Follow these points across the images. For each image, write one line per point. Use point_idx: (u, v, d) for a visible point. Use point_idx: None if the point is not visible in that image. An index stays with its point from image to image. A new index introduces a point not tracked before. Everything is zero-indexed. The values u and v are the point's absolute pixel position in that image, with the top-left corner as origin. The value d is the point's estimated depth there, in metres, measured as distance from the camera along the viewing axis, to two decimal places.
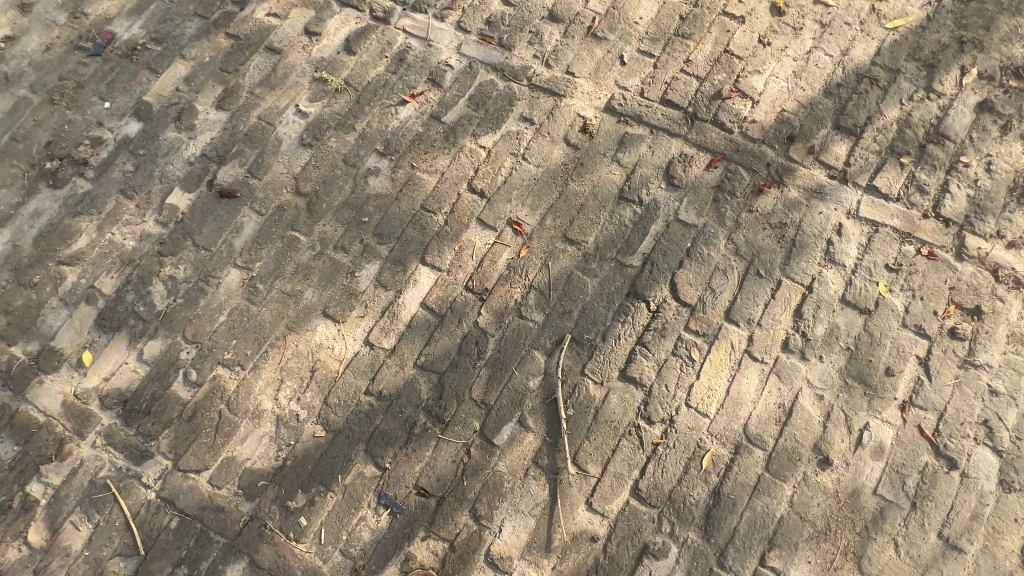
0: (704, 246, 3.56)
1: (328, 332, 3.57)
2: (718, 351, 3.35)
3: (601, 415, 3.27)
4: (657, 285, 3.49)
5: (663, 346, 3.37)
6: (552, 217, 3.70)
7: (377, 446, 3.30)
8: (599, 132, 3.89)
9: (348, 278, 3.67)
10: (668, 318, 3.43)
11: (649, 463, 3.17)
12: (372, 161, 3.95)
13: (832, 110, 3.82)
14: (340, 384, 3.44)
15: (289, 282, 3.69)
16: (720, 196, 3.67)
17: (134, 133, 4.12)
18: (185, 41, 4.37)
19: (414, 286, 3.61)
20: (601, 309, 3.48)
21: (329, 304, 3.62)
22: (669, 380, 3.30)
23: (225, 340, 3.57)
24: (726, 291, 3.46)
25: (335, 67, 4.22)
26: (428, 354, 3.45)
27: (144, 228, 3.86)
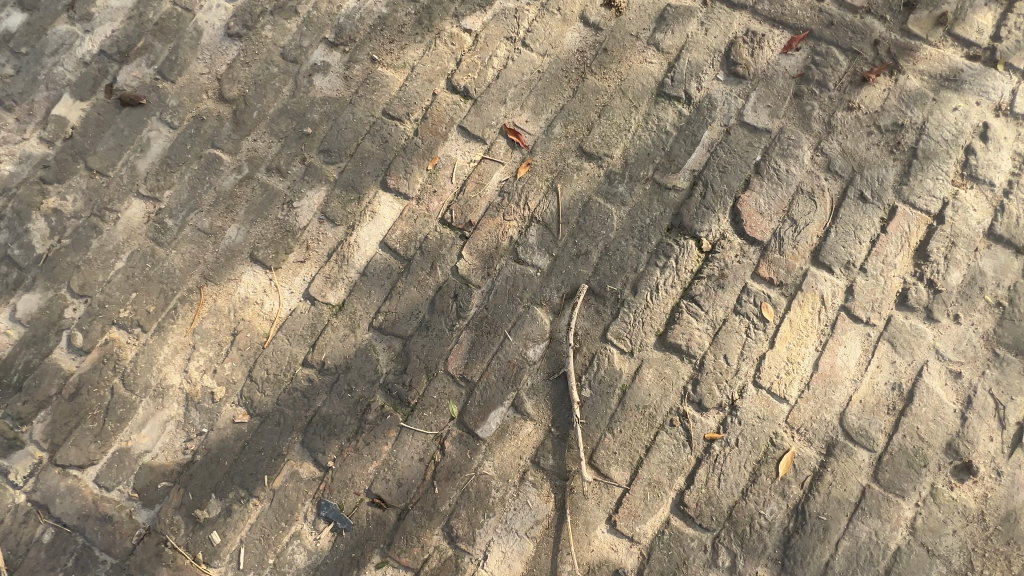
0: (780, 160, 2.48)
1: (256, 283, 2.63)
2: (802, 309, 2.31)
3: (629, 398, 2.29)
4: (713, 215, 2.43)
5: (722, 301, 2.34)
6: (563, 123, 2.65)
7: (317, 437, 2.39)
8: (629, 7, 2.78)
9: (283, 211, 2.70)
10: (729, 262, 2.38)
11: (699, 468, 2.20)
12: (319, 55, 2.91)
13: None
14: (270, 351, 2.51)
15: (206, 217, 2.74)
16: (803, 89, 2.56)
17: (15, 27, 3.12)
18: None
19: (372, 220, 2.63)
20: (631, 249, 2.46)
21: (259, 245, 2.67)
22: (730, 349, 2.29)
23: (121, 293, 2.66)
24: (815, 223, 2.39)
25: None
26: (388, 312, 2.49)
27: (23, 147, 2.91)
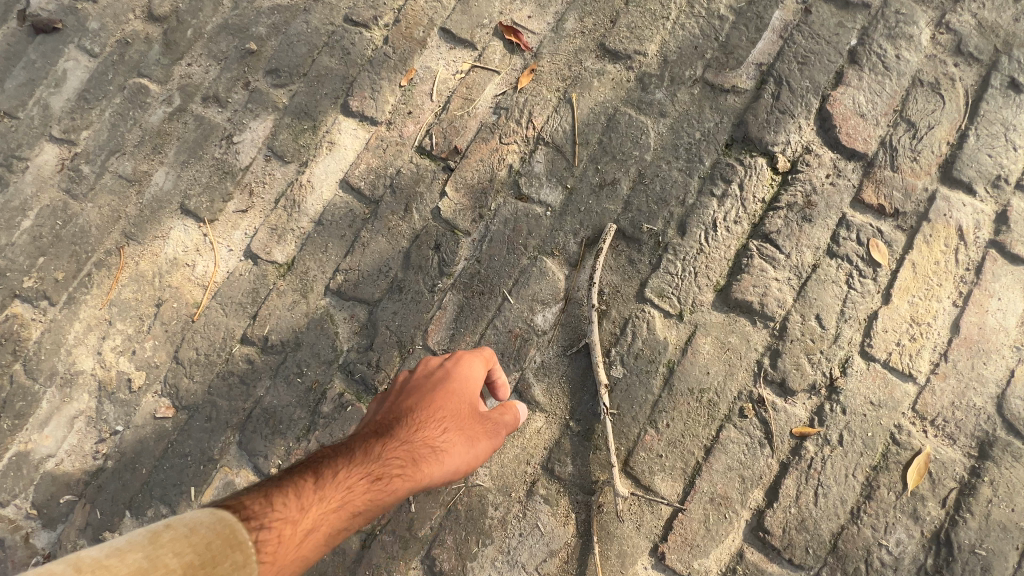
0: (887, 41, 1.75)
1: (187, 240, 2.06)
2: (929, 248, 1.60)
3: (679, 379, 1.63)
4: (791, 122, 1.74)
5: (809, 239, 1.65)
6: (577, 15, 1.98)
7: (257, 437, 1.80)
8: None
9: (221, 149, 2.12)
10: (818, 184, 1.68)
11: (786, 477, 1.53)
12: None
13: None
14: (201, 326, 1.93)
15: (129, 160, 2.17)
16: None
17: None
18: None
19: (331, 154, 2.02)
20: (675, 174, 1.78)
21: (191, 192, 2.09)
22: (825, 307, 1.60)
23: (25, 258, 2.12)
24: (943, 126, 1.67)
25: None
26: (349, 271, 1.88)
27: None
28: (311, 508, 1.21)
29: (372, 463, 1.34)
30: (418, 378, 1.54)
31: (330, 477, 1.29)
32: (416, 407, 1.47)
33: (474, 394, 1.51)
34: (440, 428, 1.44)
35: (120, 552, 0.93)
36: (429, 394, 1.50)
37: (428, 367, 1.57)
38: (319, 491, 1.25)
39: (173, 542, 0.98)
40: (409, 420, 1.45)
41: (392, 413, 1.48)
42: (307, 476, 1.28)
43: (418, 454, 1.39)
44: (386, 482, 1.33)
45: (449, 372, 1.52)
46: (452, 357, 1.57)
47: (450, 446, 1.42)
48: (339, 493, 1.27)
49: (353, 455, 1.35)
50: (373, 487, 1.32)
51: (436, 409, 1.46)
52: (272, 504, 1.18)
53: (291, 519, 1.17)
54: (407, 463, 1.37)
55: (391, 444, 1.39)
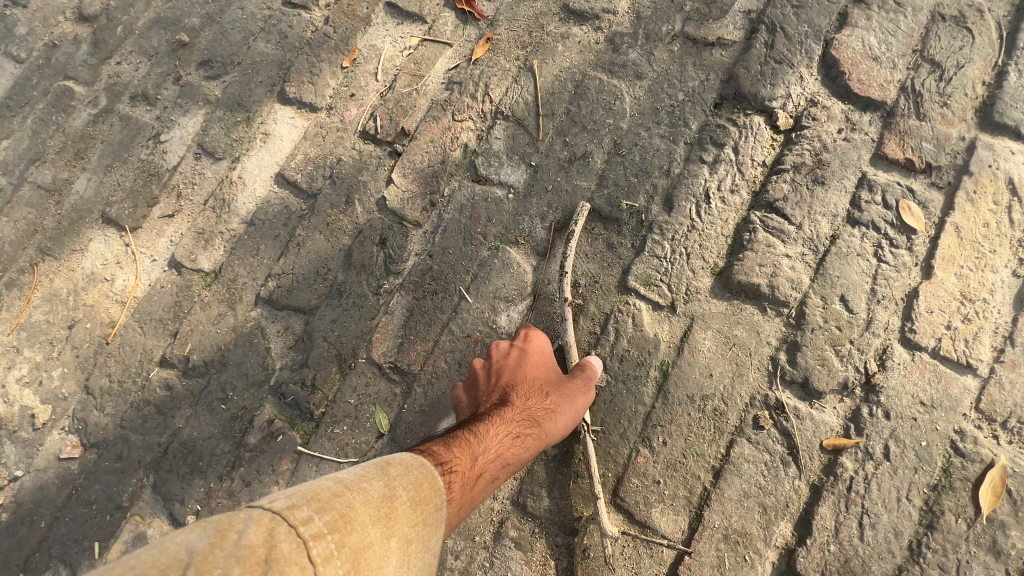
0: None
1: (107, 252, 1.81)
2: (975, 208, 1.30)
3: (675, 385, 1.31)
4: (790, 73, 1.46)
5: (824, 206, 1.35)
6: None
7: (173, 479, 1.50)
8: None
9: (149, 150, 1.89)
10: (829, 140, 1.40)
11: (819, 504, 1.19)
12: None
13: None
14: (116, 348, 1.66)
15: (50, 168, 1.95)
16: None
17: None
18: None
19: (266, 147, 1.79)
20: (657, 141, 1.50)
21: (113, 198, 1.85)
22: (851, 287, 1.29)
23: None
24: (974, 64, 1.39)
25: None
26: (283, 275, 1.61)
27: None
28: (477, 461, 1.13)
29: (506, 423, 1.23)
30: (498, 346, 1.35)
31: (482, 434, 1.19)
32: (513, 375, 1.31)
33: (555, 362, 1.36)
34: (541, 390, 1.30)
35: (363, 478, 0.90)
36: (515, 371, 1.32)
37: (497, 347, 1.35)
38: (475, 446, 1.16)
39: (399, 478, 0.94)
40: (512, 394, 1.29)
41: (485, 383, 1.32)
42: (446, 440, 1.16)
43: (538, 416, 1.26)
44: (521, 441, 1.22)
45: (531, 342, 1.36)
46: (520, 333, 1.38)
47: (558, 406, 1.26)
48: (491, 447, 1.18)
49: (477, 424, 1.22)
50: (512, 445, 1.22)
51: (534, 374, 1.32)
52: (450, 450, 1.11)
53: (464, 468, 1.10)
54: (530, 424, 1.25)
55: (512, 408, 1.27)
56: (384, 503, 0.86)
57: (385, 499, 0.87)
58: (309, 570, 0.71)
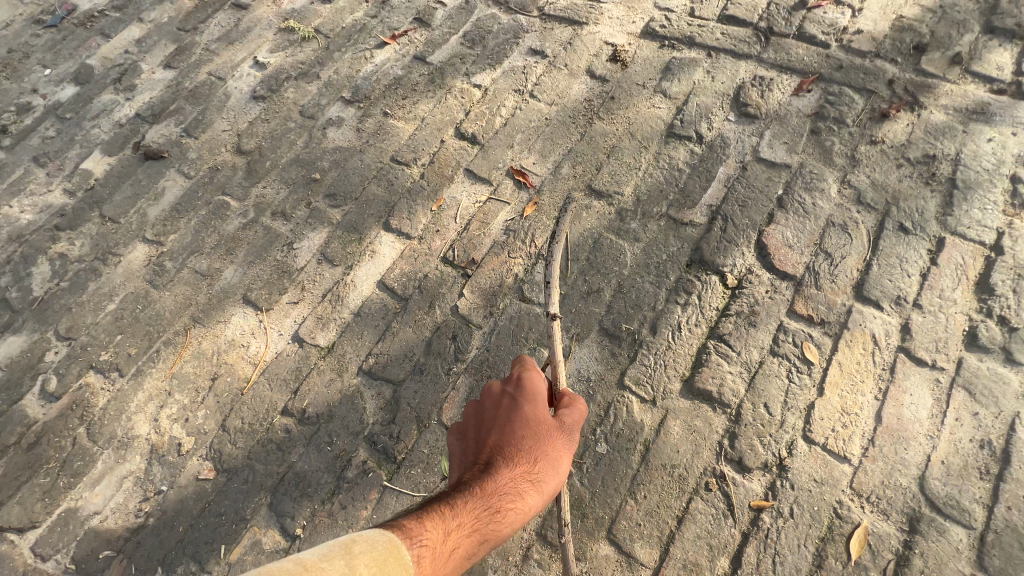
0: (805, 192, 2.32)
1: (245, 325, 2.47)
2: (851, 351, 1.99)
3: (653, 456, 1.92)
4: (736, 250, 2.23)
5: (756, 341, 2.05)
6: (571, 163, 2.59)
7: (287, 499, 2.05)
8: (635, 61, 2.85)
9: (282, 253, 2.62)
10: (759, 298, 2.13)
11: (746, 546, 1.77)
12: (335, 111, 3.03)
13: (976, 12, 2.66)
14: (248, 398, 2.27)
15: (206, 259, 2.68)
16: (821, 127, 2.48)
17: (67, 98, 3.45)
18: (147, 6, 3.83)
19: (372, 259, 2.51)
20: (648, 286, 2.23)
21: (253, 286, 2.56)
22: (772, 397, 1.95)
23: (106, 336, 2.54)
24: (853, 256, 2.16)
25: (305, 17, 3.48)
26: (380, 355, 2.27)
27: (48, 198, 3.03)
28: (450, 534, 1.37)
29: (489, 492, 1.48)
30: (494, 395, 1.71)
31: (461, 504, 1.45)
32: (502, 436, 1.60)
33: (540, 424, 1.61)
34: (525, 456, 1.55)
35: (325, 559, 1.12)
36: (503, 431, 1.61)
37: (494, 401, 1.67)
38: (454, 518, 1.40)
39: (359, 556, 1.16)
40: (501, 457, 1.56)
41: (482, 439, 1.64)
42: (432, 509, 1.42)
43: (518, 486, 1.49)
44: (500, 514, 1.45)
45: (519, 398, 1.65)
46: (512, 390, 1.68)
47: (538, 475, 1.52)
48: (470, 517, 1.43)
49: (465, 492, 1.49)
50: (493, 516, 1.46)
51: (521, 434, 1.58)
52: (424, 525, 1.35)
53: (436, 540, 1.33)
54: (510, 496, 1.47)
55: (498, 474, 1.52)
56: None
57: None
58: None
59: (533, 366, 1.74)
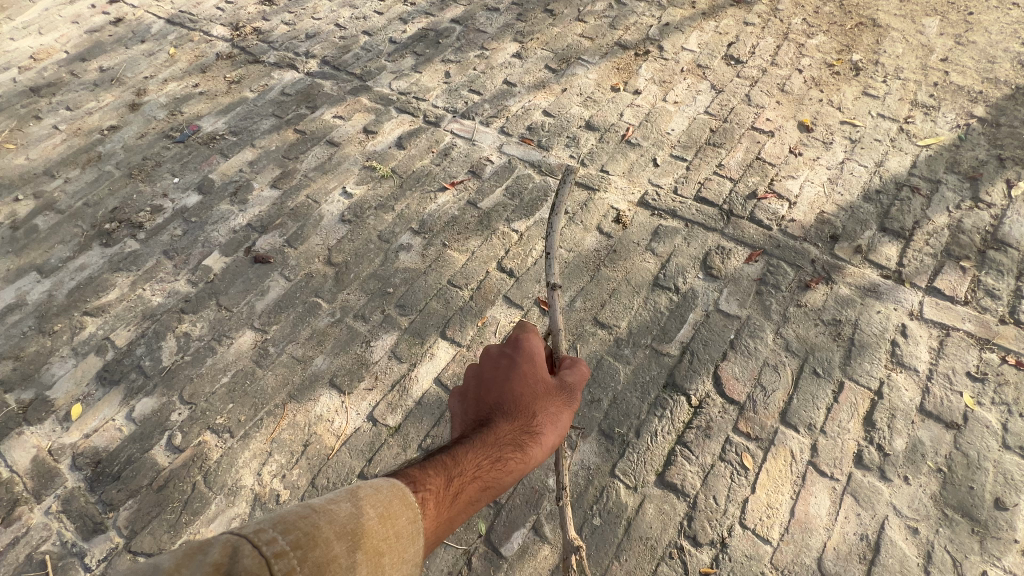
0: (749, 338, 3.24)
1: (330, 404, 3.26)
2: (776, 461, 2.81)
3: (633, 529, 2.68)
4: (699, 378, 3.11)
5: (709, 448, 2.87)
6: (582, 298, 3.52)
7: None
8: (632, 223, 3.87)
9: (362, 348, 3.47)
10: (713, 416, 2.98)
11: None
12: (405, 238, 4.00)
13: (875, 214, 3.73)
14: (333, 463, 3.03)
15: (301, 348, 3.51)
16: (763, 289, 3.44)
17: (192, 204, 4.43)
18: (258, 134, 4.93)
19: (430, 360, 3.36)
20: (635, 400, 3.07)
21: (338, 373, 3.37)
22: (718, 491, 2.75)
23: (220, 403, 3.31)
24: (780, 390, 3.03)
25: (384, 158, 4.56)
26: (435, 436, 3.05)
27: (174, 286, 3.91)
28: (453, 482, 1.65)
29: (490, 443, 1.79)
30: (492, 364, 2.05)
31: (463, 456, 1.73)
32: (503, 397, 1.95)
33: (533, 386, 1.98)
34: (521, 413, 1.90)
35: (333, 502, 1.35)
36: (503, 392, 1.96)
37: (496, 367, 2.03)
38: (455, 468, 1.68)
39: (366, 495, 1.40)
40: (500, 416, 1.90)
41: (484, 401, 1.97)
42: (436, 460, 1.70)
43: (518, 440, 1.82)
44: (500, 463, 1.74)
45: (517, 363, 2.02)
46: (510, 355, 2.05)
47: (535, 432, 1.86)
48: (471, 470, 1.70)
49: (466, 445, 1.79)
50: (492, 465, 1.74)
51: (519, 395, 1.95)
52: (428, 477, 1.62)
53: (439, 488, 1.60)
54: (511, 449, 1.79)
55: (498, 429, 1.84)
56: (348, 524, 1.31)
57: (349, 517, 1.32)
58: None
59: (528, 336, 2.12)
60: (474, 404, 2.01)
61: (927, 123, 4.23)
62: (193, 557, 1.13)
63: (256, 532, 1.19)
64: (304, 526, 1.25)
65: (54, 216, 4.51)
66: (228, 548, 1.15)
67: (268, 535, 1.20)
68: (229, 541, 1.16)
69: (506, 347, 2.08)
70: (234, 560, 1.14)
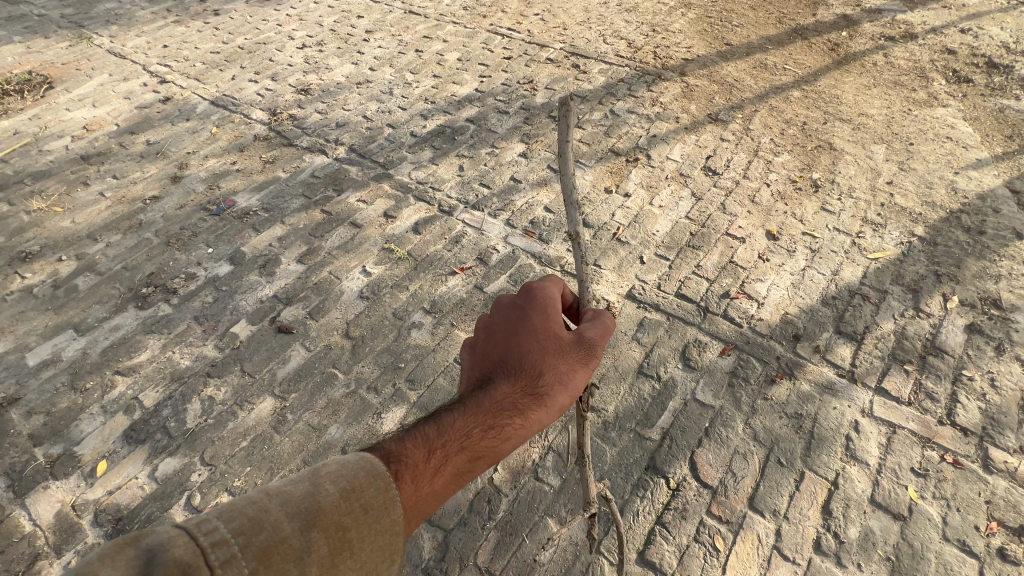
0: (722, 427, 3.64)
1: None
2: (744, 544, 3.13)
3: None
4: (677, 463, 3.48)
5: (685, 529, 3.19)
6: None
7: None
8: (621, 314, 4.37)
9: (373, 418, 3.80)
10: (689, 498, 3.32)
11: None
12: (417, 317, 4.44)
13: (832, 317, 4.27)
14: None
15: (316, 416, 3.83)
16: (734, 381, 3.89)
17: (223, 273, 4.88)
18: (288, 212, 5.49)
19: None
20: (619, 480, 3.41)
21: (350, 442, 3.68)
22: (693, 571, 3.04)
23: (239, 465, 3.58)
24: (748, 477, 3.40)
25: (401, 241, 5.10)
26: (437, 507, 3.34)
27: (202, 350, 4.26)
28: (439, 449, 1.92)
29: (486, 410, 2.09)
30: (503, 325, 2.40)
31: (457, 422, 2.02)
32: (511, 356, 2.29)
33: (543, 345, 2.32)
34: (524, 376, 2.23)
35: (286, 488, 1.56)
36: (512, 352, 2.30)
37: (511, 322, 2.39)
38: (443, 437, 1.96)
39: (323, 475, 1.62)
40: (503, 379, 2.21)
41: (493, 367, 2.29)
42: (424, 432, 1.97)
43: (515, 405, 2.12)
44: (494, 428, 2.05)
45: (530, 321, 2.37)
46: (526, 312, 2.40)
47: (534, 399, 2.17)
48: (464, 437, 1.99)
49: (466, 408, 2.09)
50: (484, 432, 2.03)
51: (527, 356, 2.28)
52: (413, 450, 1.88)
53: (420, 461, 1.86)
54: (509, 410, 2.10)
55: (499, 391, 2.16)
56: (296, 507, 1.52)
57: (301, 499, 1.54)
58: (209, 563, 1.32)
59: (542, 299, 2.46)
60: (484, 358, 2.34)
61: (876, 238, 4.90)
62: (131, 551, 1.30)
63: (195, 524, 1.38)
64: (249, 512, 1.45)
65: (93, 277, 4.92)
66: (164, 540, 1.33)
67: (211, 524, 1.38)
68: (167, 534, 1.34)
69: (523, 305, 2.44)
70: (170, 548, 1.31)
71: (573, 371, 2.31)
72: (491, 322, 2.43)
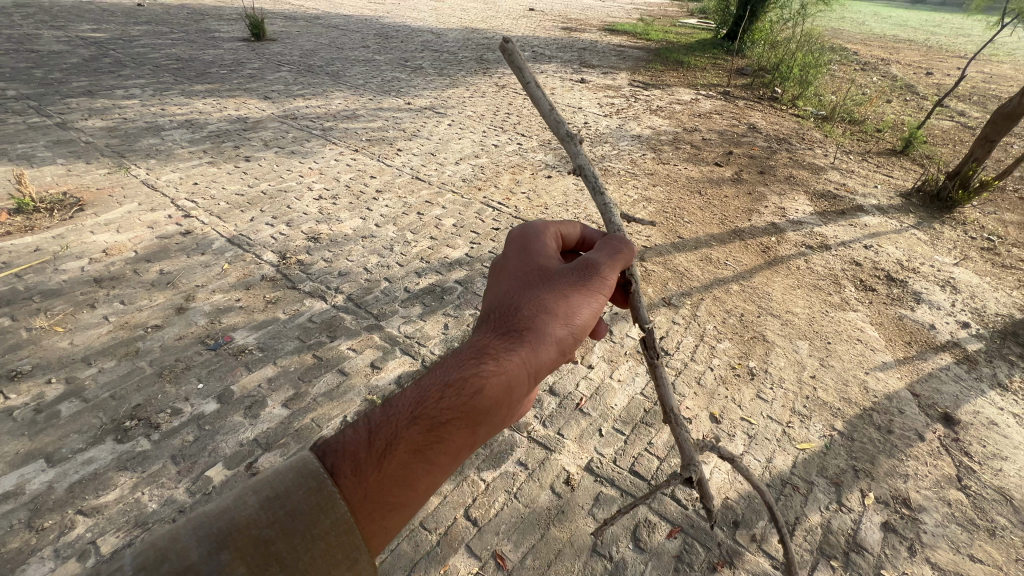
0: None
1: None
2: None
3: None
4: None
5: None
6: (532, 556, 4.17)
7: None
8: (579, 486, 4.75)
9: None
10: None
11: None
12: None
13: (767, 505, 4.75)
14: None
15: None
16: (680, 566, 4.19)
17: (208, 411, 5.13)
18: (282, 353, 5.94)
19: None
20: None
21: None
22: None
23: None
24: None
25: (384, 394, 5.54)
26: None
27: (172, 493, 4.36)
28: (395, 421, 2.37)
29: (451, 369, 2.62)
30: (507, 273, 3.37)
31: (419, 388, 2.54)
32: (506, 303, 3.11)
33: (536, 285, 3.21)
34: (508, 323, 2.96)
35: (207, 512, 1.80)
36: (511, 293, 3.18)
37: (519, 268, 3.36)
38: (393, 415, 2.40)
39: (250, 488, 1.90)
40: (485, 333, 2.92)
41: (486, 322, 3.03)
42: (381, 413, 2.43)
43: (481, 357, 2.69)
44: (460, 381, 2.55)
45: (530, 268, 3.33)
46: (530, 259, 3.41)
47: (509, 343, 2.81)
48: (425, 401, 2.46)
49: (440, 367, 2.67)
50: (446, 390, 2.52)
51: (521, 296, 3.13)
52: (361, 438, 2.28)
53: (363, 446, 2.25)
54: (478, 359, 2.68)
55: (476, 343, 2.81)
56: (214, 530, 1.77)
57: (220, 517, 1.80)
58: None
59: (539, 252, 3.46)
60: (491, 306, 3.20)
61: (803, 429, 5.61)
62: None
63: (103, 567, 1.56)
64: (158, 544, 1.67)
65: (77, 404, 5.09)
66: None
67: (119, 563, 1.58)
68: None
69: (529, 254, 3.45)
70: None
71: (559, 298, 3.10)
72: (499, 276, 3.39)
